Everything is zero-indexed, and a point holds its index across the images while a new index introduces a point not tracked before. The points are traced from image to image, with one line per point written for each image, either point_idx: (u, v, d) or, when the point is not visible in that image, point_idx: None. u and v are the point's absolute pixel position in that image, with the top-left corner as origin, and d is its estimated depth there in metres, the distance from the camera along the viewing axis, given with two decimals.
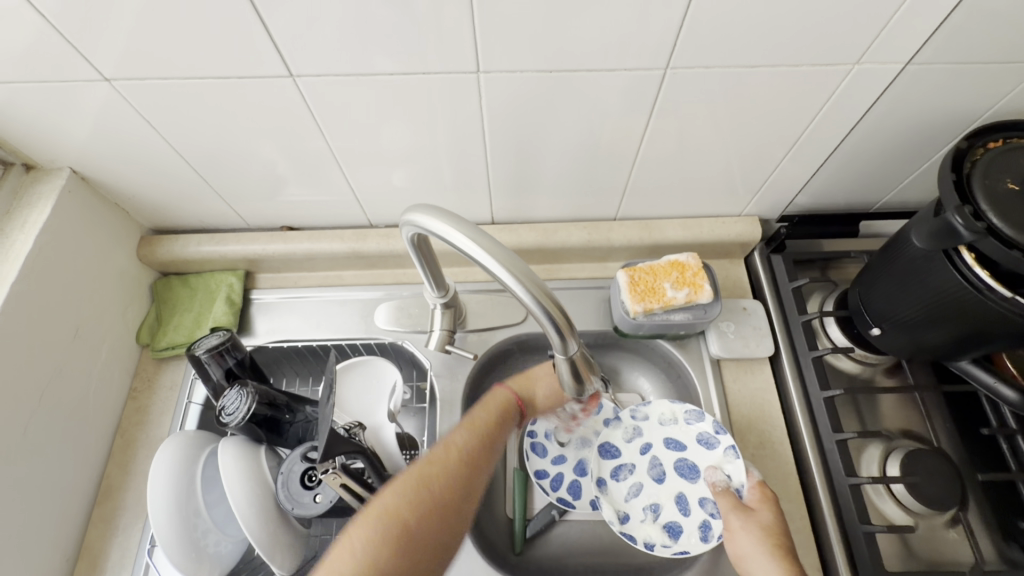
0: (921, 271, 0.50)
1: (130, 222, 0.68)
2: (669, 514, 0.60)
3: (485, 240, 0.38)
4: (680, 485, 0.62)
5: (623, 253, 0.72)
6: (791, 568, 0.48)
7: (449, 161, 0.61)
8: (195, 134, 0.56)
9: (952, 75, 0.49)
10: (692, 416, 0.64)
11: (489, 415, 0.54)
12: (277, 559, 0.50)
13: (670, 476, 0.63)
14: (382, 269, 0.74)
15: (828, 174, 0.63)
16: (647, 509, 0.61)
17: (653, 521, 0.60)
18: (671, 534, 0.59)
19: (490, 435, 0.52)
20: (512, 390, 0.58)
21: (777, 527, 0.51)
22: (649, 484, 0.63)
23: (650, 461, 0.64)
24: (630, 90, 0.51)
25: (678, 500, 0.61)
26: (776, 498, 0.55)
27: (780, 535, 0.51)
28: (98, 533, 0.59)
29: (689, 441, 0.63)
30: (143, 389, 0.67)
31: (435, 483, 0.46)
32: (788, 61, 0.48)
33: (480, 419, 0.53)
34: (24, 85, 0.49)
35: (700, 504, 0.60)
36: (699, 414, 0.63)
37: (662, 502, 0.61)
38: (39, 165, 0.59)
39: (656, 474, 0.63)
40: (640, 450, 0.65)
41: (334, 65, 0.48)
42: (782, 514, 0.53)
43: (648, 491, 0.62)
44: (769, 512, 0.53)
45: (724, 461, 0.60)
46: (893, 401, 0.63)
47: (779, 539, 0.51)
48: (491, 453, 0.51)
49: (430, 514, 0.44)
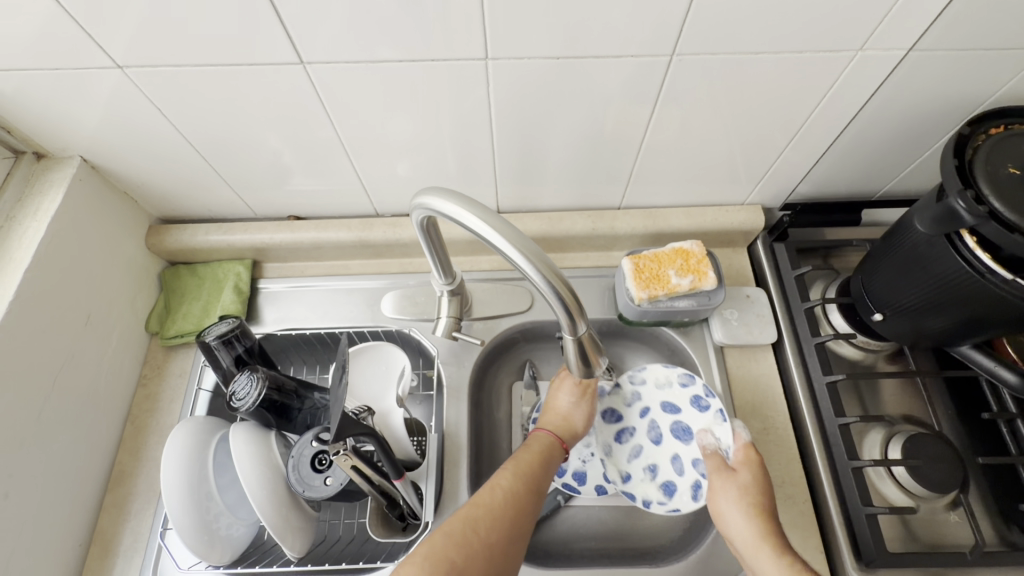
0: (923, 256, 0.51)
1: (139, 211, 0.69)
2: (666, 473, 0.63)
3: (495, 219, 0.39)
4: (676, 447, 0.64)
5: (628, 242, 0.72)
6: (766, 528, 0.50)
7: (455, 150, 0.61)
8: (203, 120, 0.56)
9: (955, 62, 0.50)
10: (684, 379, 0.65)
11: (533, 460, 0.55)
12: (288, 541, 0.51)
13: (667, 439, 0.64)
14: (388, 259, 0.75)
15: (831, 162, 0.64)
16: (646, 469, 0.63)
17: (650, 481, 0.62)
18: (666, 492, 0.61)
19: (533, 474, 0.53)
20: (553, 434, 0.59)
21: (753, 486, 0.53)
22: (648, 446, 0.65)
23: (650, 425, 0.66)
24: (636, 78, 0.52)
25: (673, 460, 0.63)
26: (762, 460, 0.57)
27: (757, 494, 0.53)
28: (111, 517, 0.59)
29: (683, 404, 0.65)
30: (153, 376, 0.68)
31: (482, 524, 0.47)
32: (791, 48, 0.48)
33: (525, 460, 0.54)
34: (36, 72, 0.49)
35: (693, 465, 0.62)
36: (690, 377, 0.65)
37: (658, 462, 0.63)
38: (49, 153, 0.59)
39: (654, 436, 0.65)
40: (638, 413, 0.67)
41: (344, 52, 0.48)
42: (764, 475, 0.54)
43: (648, 453, 0.64)
44: (749, 473, 0.55)
45: (714, 424, 0.62)
46: (893, 386, 0.64)
47: (756, 499, 0.52)
48: (535, 493, 0.52)
49: (480, 556, 0.45)
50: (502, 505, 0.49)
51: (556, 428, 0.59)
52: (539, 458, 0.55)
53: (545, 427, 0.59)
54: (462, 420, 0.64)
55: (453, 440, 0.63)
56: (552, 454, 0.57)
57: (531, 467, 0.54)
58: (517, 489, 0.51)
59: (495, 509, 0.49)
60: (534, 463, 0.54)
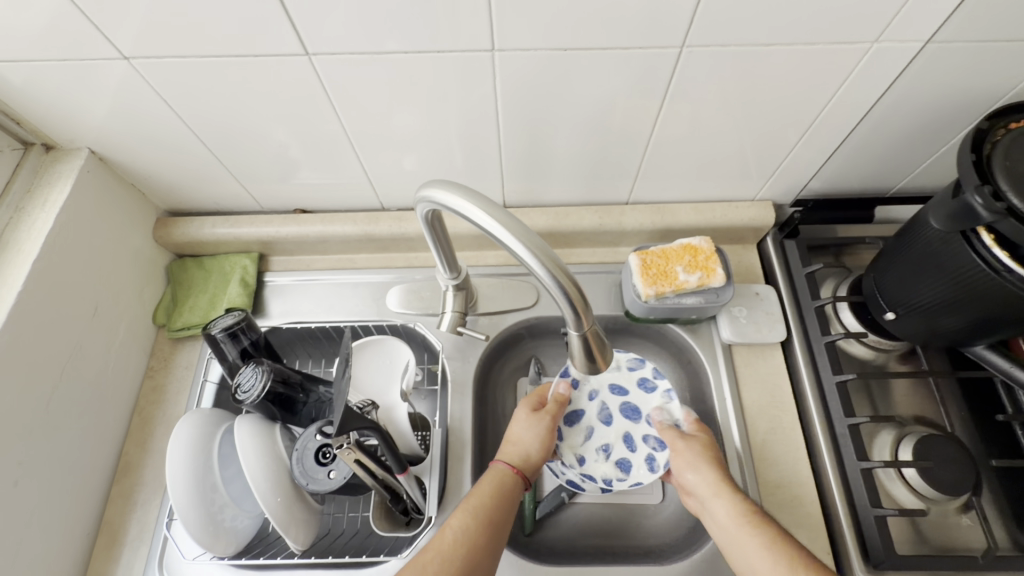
0: (939, 255, 0.50)
1: (146, 203, 0.69)
2: (620, 451, 0.64)
3: (499, 212, 0.38)
4: (626, 426, 0.65)
5: (635, 238, 0.72)
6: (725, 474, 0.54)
7: (461, 145, 0.61)
8: (210, 112, 0.56)
9: (974, 54, 0.48)
10: (633, 363, 0.67)
11: (488, 498, 0.52)
12: (292, 533, 0.51)
13: (617, 419, 0.65)
14: (394, 253, 0.75)
15: (844, 158, 0.62)
16: (600, 449, 0.64)
17: (605, 459, 0.63)
18: (623, 468, 0.63)
19: (489, 505, 0.51)
20: (510, 464, 0.56)
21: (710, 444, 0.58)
22: (600, 427, 0.65)
23: (599, 407, 0.66)
24: (645, 70, 0.51)
25: (626, 439, 0.64)
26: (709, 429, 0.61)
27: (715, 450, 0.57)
28: (117, 508, 0.60)
29: (631, 385, 0.66)
30: (160, 368, 0.68)
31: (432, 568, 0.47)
32: (806, 40, 0.47)
33: (476, 500, 0.52)
34: (44, 63, 0.49)
35: (646, 441, 0.64)
36: (639, 360, 0.67)
37: (612, 442, 0.64)
38: (58, 145, 0.60)
39: (604, 416, 0.66)
40: (587, 395, 0.67)
41: (349, 44, 0.48)
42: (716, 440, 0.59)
43: (600, 434, 0.65)
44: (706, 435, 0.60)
45: (664, 402, 0.64)
46: (905, 386, 0.63)
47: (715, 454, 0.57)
48: (490, 527, 0.50)
49: None
50: (451, 547, 0.48)
51: (513, 457, 0.57)
52: (495, 490, 0.53)
53: (501, 460, 0.57)
54: (465, 415, 0.64)
55: (457, 435, 0.63)
56: (511, 486, 0.54)
57: (486, 503, 0.52)
58: (473, 533, 0.49)
59: (444, 550, 0.48)
60: (488, 502, 0.52)
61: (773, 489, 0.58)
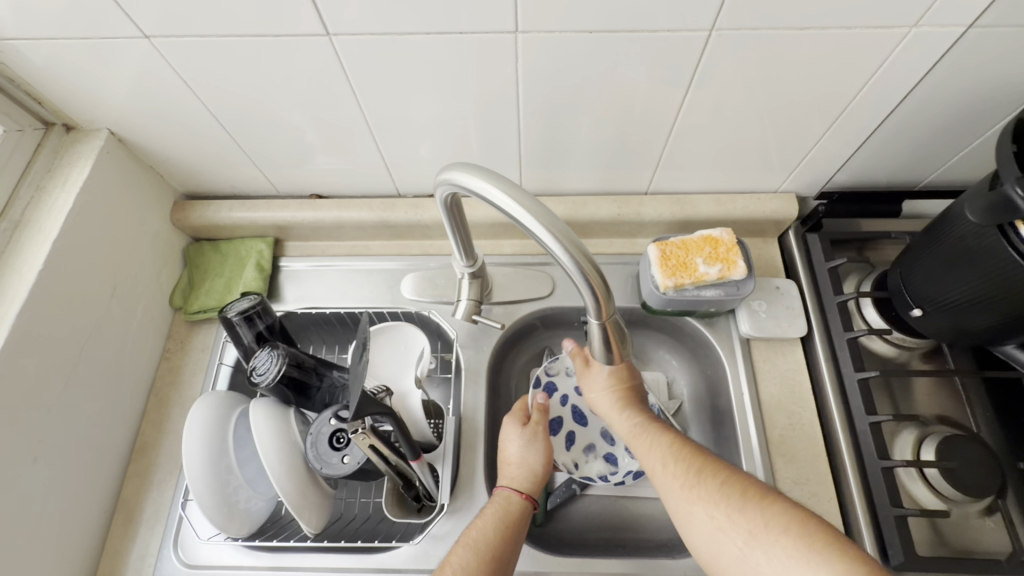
0: (972, 251, 0.48)
1: (165, 186, 0.69)
2: (604, 447, 0.67)
3: (523, 196, 0.38)
4: (600, 423, 0.68)
5: (653, 229, 0.70)
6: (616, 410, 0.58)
7: (479, 131, 0.60)
8: (229, 92, 0.55)
9: (1017, 40, 0.47)
10: None
11: (491, 531, 0.50)
12: (306, 516, 0.52)
13: (591, 418, 0.69)
14: (408, 240, 0.74)
15: (874, 149, 0.60)
16: (586, 450, 0.67)
17: (594, 458, 0.66)
18: (611, 462, 0.66)
19: (495, 541, 0.49)
20: (519, 489, 0.55)
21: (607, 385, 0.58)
22: (579, 429, 0.68)
23: (573, 410, 0.69)
24: (671, 56, 0.50)
25: (604, 434, 0.68)
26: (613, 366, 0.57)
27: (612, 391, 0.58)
28: (134, 487, 0.61)
29: None
30: (176, 350, 0.69)
31: None
32: (841, 24, 0.46)
33: (478, 536, 0.49)
34: (66, 41, 0.49)
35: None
36: None
37: (594, 441, 0.68)
38: (79, 126, 0.60)
39: (580, 418, 0.69)
40: (559, 401, 0.69)
41: (369, 23, 0.47)
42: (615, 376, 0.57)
43: (581, 436, 0.68)
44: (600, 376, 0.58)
45: None
46: (928, 385, 0.62)
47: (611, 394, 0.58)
48: (497, 564, 0.47)
49: None
50: None
51: (524, 483, 0.55)
52: (497, 522, 0.51)
53: (509, 486, 0.55)
54: (479, 403, 0.64)
55: (469, 423, 0.62)
56: (518, 517, 0.52)
57: (489, 536, 0.49)
58: (476, 570, 0.46)
59: None
60: (492, 539, 0.49)
61: (790, 486, 0.57)
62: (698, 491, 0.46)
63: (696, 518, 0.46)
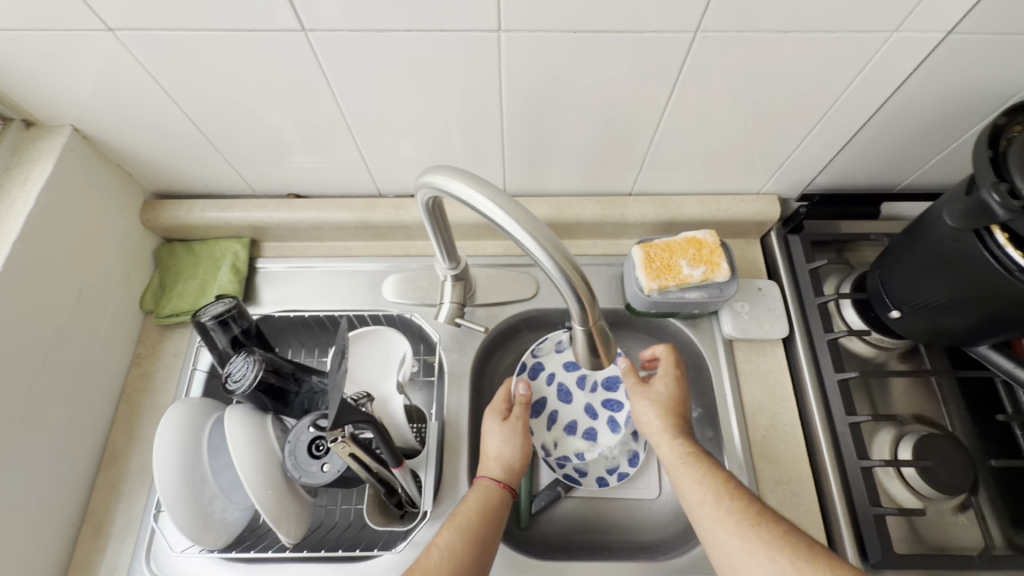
0: (949, 253, 0.49)
1: (133, 184, 0.66)
2: (585, 423, 0.68)
3: (508, 202, 0.37)
4: (585, 399, 0.69)
5: (637, 230, 0.70)
6: (672, 425, 0.56)
7: (462, 131, 0.59)
8: (201, 89, 0.53)
9: (994, 46, 0.47)
10: None
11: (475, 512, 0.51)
12: (284, 526, 0.50)
13: (575, 395, 0.69)
14: (390, 241, 0.73)
15: (854, 152, 0.61)
16: (567, 427, 0.68)
17: (575, 435, 0.67)
18: (590, 438, 0.67)
19: (479, 527, 0.49)
20: (495, 478, 0.55)
21: (671, 393, 0.58)
22: (561, 407, 0.69)
23: (558, 389, 0.69)
24: (656, 56, 0.49)
25: (588, 409, 0.69)
26: (680, 402, 0.58)
27: (675, 402, 0.57)
28: (103, 499, 0.58)
29: None
30: (147, 355, 0.66)
31: None
32: (825, 27, 0.46)
33: (463, 516, 0.50)
34: (24, 33, 0.47)
35: (607, 406, 0.68)
36: None
37: (576, 417, 0.68)
38: (39, 122, 0.57)
39: (564, 396, 0.69)
40: (545, 381, 0.69)
41: (347, 19, 0.46)
42: (680, 384, 0.59)
43: (564, 414, 0.68)
44: (666, 382, 0.59)
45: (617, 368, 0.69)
46: (905, 385, 0.62)
47: (674, 405, 0.57)
48: (482, 551, 0.48)
49: None
50: (440, 564, 0.46)
51: (496, 470, 0.55)
52: (482, 506, 0.51)
53: (486, 476, 0.55)
54: (462, 407, 0.63)
55: (453, 427, 0.61)
56: (499, 502, 0.53)
57: (473, 518, 0.50)
58: (460, 550, 0.47)
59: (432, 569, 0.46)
60: (476, 517, 0.50)
61: (773, 486, 0.58)
62: (761, 535, 0.45)
63: (754, 559, 0.44)
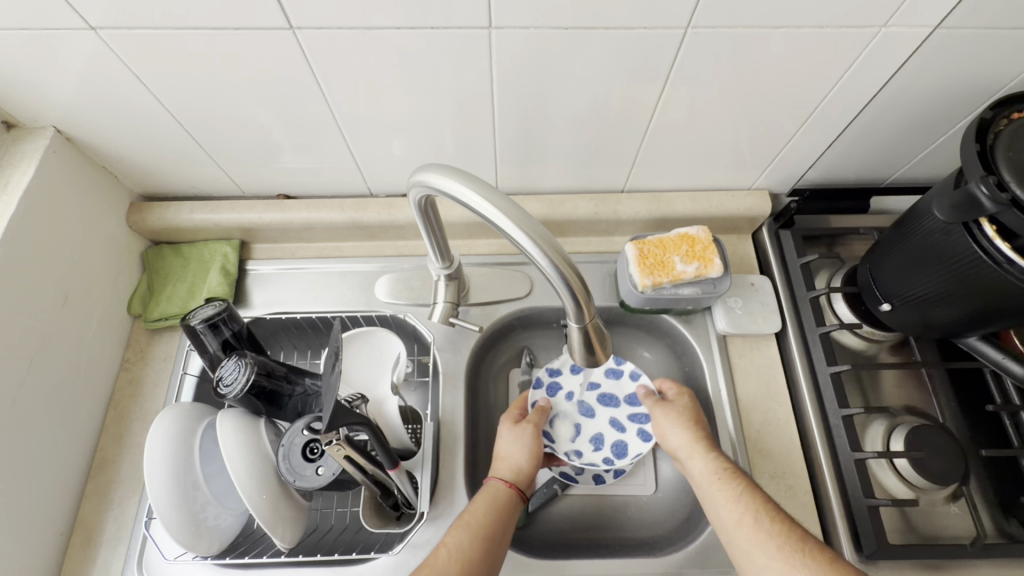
0: (939, 247, 0.49)
1: (119, 186, 0.65)
2: (610, 436, 0.64)
3: (504, 202, 0.37)
4: (608, 412, 0.66)
5: (630, 227, 0.70)
6: (701, 440, 0.56)
7: (454, 129, 0.59)
8: (187, 89, 0.52)
9: (981, 41, 0.48)
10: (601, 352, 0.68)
11: (482, 511, 0.51)
12: (279, 531, 0.49)
13: (598, 411, 0.66)
14: (382, 241, 0.72)
15: (844, 148, 0.62)
16: (593, 440, 0.64)
17: (603, 448, 0.64)
18: (618, 451, 0.63)
19: (487, 527, 0.49)
20: (504, 478, 0.55)
21: (693, 409, 0.59)
22: (584, 422, 0.65)
23: (579, 405, 0.66)
24: (647, 52, 0.49)
25: (612, 422, 0.65)
26: (703, 420, 0.58)
27: (696, 415, 0.58)
28: (93, 507, 0.57)
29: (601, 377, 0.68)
30: (136, 360, 0.65)
31: None
32: (815, 22, 0.46)
33: (472, 516, 0.50)
34: (3, 32, 0.45)
35: (632, 419, 0.65)
36: None
37: (601, 431, 0.65)
38: (20, 123, 0.55)
39: (586, 412, 0.66)
40: (565, 398, 0.67)
41: (335, 16, 0.45)
42: (696, 402, 0.61)
43: (587, 428, 0.65)
44: (686, 399, 0.60)
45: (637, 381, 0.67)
46: (896, 377, 0.63)
47: (696, 418, 0.58)
48: (489, 552, 0.48)
49: None
50: (447, 562, 0.46)
51: (506, 472, 0.56)
52: (490, 506, 0.51)
53: (496, 476, 0.55)
54: (457, 406, 0.63)
55: (448, 428, 0.61)
56: (507, 501, 0.52)
57: (482, 517, 0.50)
58: (467, 549, 0.47)
59: (439, 567, 0.46)
60: (485, 516, 0.50)
61: (768, 479, 0.58)
62: (804, 562, 0.44)
63: None
